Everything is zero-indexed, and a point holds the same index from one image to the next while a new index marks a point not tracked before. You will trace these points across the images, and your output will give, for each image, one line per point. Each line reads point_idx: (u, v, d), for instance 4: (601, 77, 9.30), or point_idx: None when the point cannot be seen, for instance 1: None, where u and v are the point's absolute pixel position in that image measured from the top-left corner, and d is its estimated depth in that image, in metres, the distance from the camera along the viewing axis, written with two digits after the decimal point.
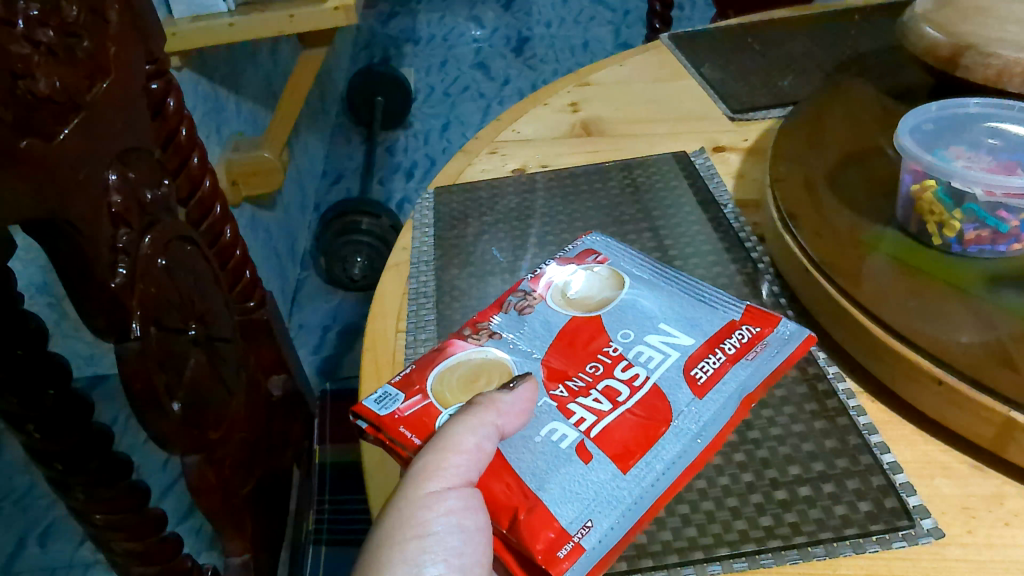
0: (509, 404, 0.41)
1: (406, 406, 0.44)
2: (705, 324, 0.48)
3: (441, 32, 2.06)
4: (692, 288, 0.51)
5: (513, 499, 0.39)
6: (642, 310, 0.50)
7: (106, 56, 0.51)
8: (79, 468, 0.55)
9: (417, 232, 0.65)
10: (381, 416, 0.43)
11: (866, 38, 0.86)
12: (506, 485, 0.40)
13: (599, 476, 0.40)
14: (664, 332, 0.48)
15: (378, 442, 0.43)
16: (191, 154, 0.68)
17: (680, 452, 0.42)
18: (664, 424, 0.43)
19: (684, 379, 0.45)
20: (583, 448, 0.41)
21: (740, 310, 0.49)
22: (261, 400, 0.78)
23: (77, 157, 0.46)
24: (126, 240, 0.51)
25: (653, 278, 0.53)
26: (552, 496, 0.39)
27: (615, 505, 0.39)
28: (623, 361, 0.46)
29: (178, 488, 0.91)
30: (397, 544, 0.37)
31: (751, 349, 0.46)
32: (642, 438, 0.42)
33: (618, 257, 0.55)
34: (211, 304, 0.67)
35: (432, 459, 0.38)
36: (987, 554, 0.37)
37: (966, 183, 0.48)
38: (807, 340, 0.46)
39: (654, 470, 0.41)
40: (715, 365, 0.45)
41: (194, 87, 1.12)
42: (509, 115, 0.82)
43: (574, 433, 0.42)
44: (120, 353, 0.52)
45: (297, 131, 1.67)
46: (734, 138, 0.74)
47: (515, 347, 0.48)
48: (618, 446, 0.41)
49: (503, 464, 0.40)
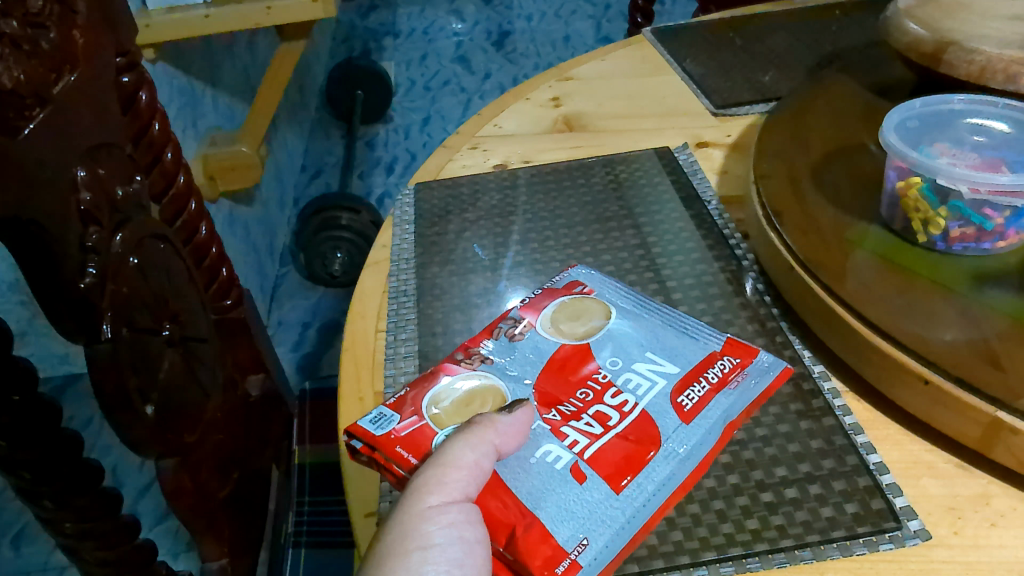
0: (508, 424, 0.40)
1: (401, 426, 0.42)
2: (680, 351, 0.47)
3: (422, 25, 2.07)
4: (674, 316, 0.50)
5: (509, 516, 0.38)
6: (627, 337, 0.48)
7: (73, 48, 0.50)
8: (47, 477, 0.52)
9: (396, 229, 0.64)
10: (376, 435, 0.42)
11: (847, 33, 0.86)
12: (502, 503, 0.39)
13: (593, 495, 0.39)
14: (649, 361, 0.46)
15: (372, 461, 0.42)
16: (164, 149, 0.66)
17: (668, 474, 0.40)
18: (653, 447, 0.41)
19: (667, 407, 0.43)
20: (576, 468, 0.40)
21: (719, 339, 0.47)
22: (238, 401, 0.77)
23: (43, 153, 0.45)
24: (96, 238, 0.50)
25: (635, 306, 0.51)
26: (548, 514, 0.38)
27: (609, 524, 0.38)
28: (609, 387, 0.45)
29: (153, 491, 0.90)
30: (399, 555, 0.34)
31: (731, 380, 0.45)
32: (634, 459, 0.41)
33: (605, 287, 0.53)
34: (186, 303, 0.65)
35: (433, 473, 0.36)
36: (973, 555, 0.37)
37: (951, 180, 0.46)
38: (785, 371, 0.45)
39: (646, 491, 0.40)
40: (696, 395, 0.44)
41: (169, 80, 1.09)
42: (489, 110, 0.81)
43: (567, 455, 0.41)
44: (90, 356, 0.50)
45: (276, 126, 1.65)
46: (717, 134, 0.73)
47: (504, 372, 0.46)
48: (611, 466, 0.40)
49: (499, 484, 0.39)
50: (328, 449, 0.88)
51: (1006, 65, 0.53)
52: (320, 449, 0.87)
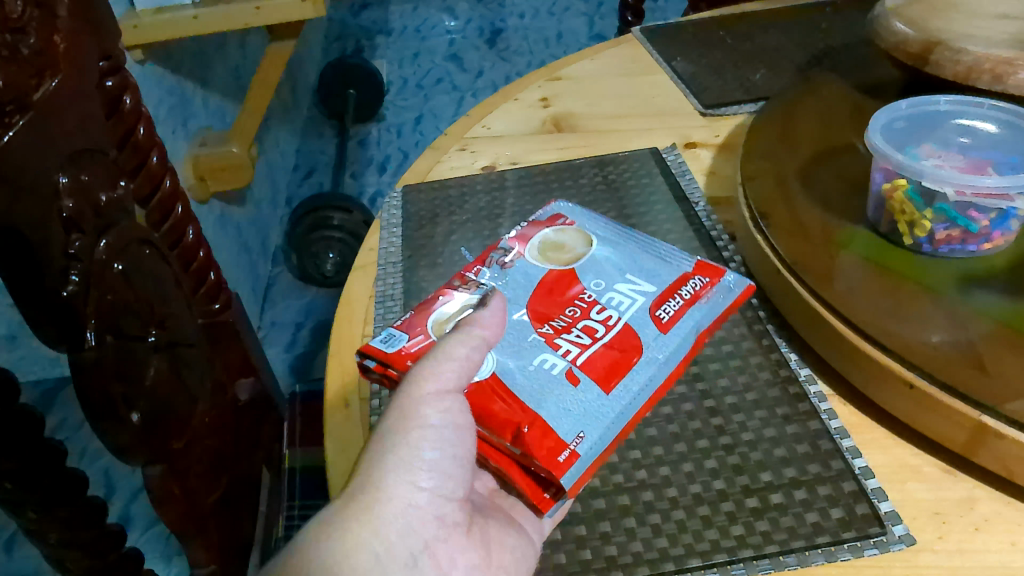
0: (489, 317, 0.42)
1: (411, 345, 0.44)
2: (655, 270, 0.48)
3: (414, 23, 2.05)
4: (651, 243, 0.51)
5: (511, 414, 0.40)
6: (604, 261, 0.49)
7: (55, 52, 0.49)
8: (30, 487, 0.51)
9: (384, 232, 0.64)
10: (388, 353, 0.44)
11: (836, 32, 0.86)
12: (505, 403, 0.41)
13: (586, 395, 0.41)
14: (629, 274, 0.48)
15: (388, 379, 0.44)
16: (150, 152, 0.66)
17: (639, 387, 0.42)
18: (635, 354, 0.43)
19: (646, 317, 0.45)
20: (570, 373, 0.42)
21: (689, 261, 0.48)
22: (227, 405, 0.76)
23: (23, 158, 0.44)
24: (79, 245, 0.49)
25: (612, 235, 0.52)
26: (549, 411, 0.40)
27: (603, 418, 0.40)
28: (591, 303, 0.46)
29: (142, 497, 0.87)
30: (398, 439, 0.37)
31: (699, 298, 0.46)
32: (621, 364, 0.43)
33: (587, 219, 0.53)
34: (172, 308, 0.65)
35: (426, 365, 0.39)
36: (958, 560, 0.37)
37: (937, 182, 0.46)
38: (750, 289, 0.47)
39: (632, 390, 0.42)
40: (672, 307, 0.45)
41: (159, 81, 1.09)
42: (478, 111, 0.81)
43: (560, 360, 0.43)
44: (74, 363, 0.50)
45: (267, 125, 1.64)
46: (706, 134, 0.73)
47: None
48: (600, 370, 0.42)
49: (499, 387, 0.42)
50: None
51: (993, 66, 0.53)
52: None
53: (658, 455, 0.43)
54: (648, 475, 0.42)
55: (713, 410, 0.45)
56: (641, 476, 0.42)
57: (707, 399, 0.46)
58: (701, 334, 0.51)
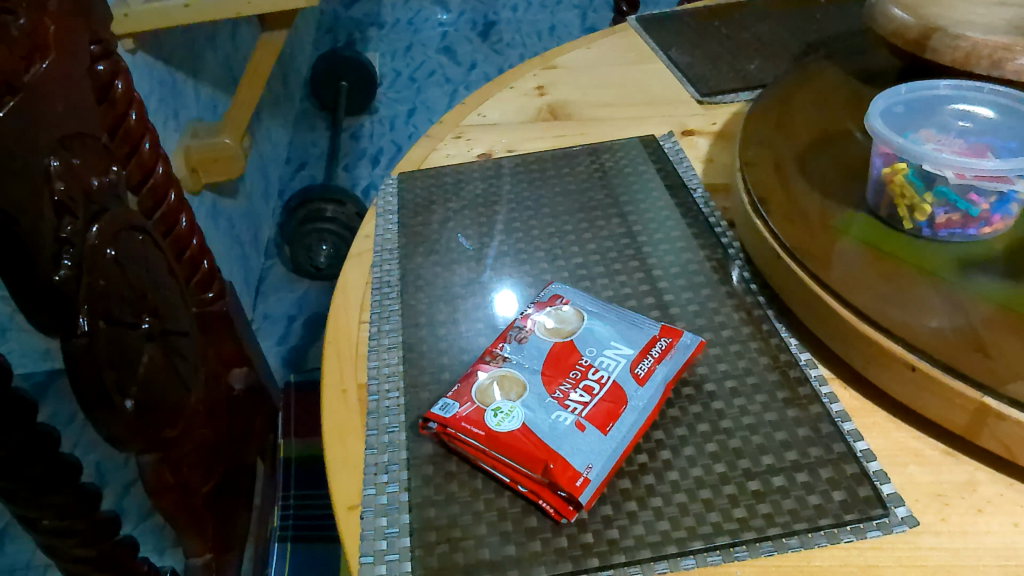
0: None
1: (464, 407, 0.44)
2: (629, 337, 0.47)
3: (406, 15, 2.02)
4: (622, 311, 0.50)
5: (573, 399, 0.43)
6: (592, 332, 0.48)
7: (44, 35, 0.48)
8: (19, 474, 0.50)
9: (380, 219, 0.63)
10: (447, 417, 0.43)
11: (832, 21, 0.85)
12: (562, 390, 0.44)
13: (634, 390, 0.44)
14: (613, 341, 0.47)
15: (448, 443, 0.44)
16: (141, 139, 0.65)
17: (631, 424, 0.42)
18: (651, 360, 0.46)
19: (627, 374, 0.45)
20: (619, 378, 0.45)
21: (655, 325, 0.48)
22: (221, 395, 0.76)
23: (13, 141, 0.43)
24: (70, 230, 0.49)
25: (601, 309, 0.50)
26: (608, 398, 0.43)
27: (639, 406, 0.43)
28: (586, 366, 0.46)
29: (137, 488, 0.86)
30: None
31: (667, 361, 0.46)
32: (646, 364, 0.45)
33: (580, 297, 0.51)
34: (165, 296, 0.64)
35: None
36: (960, 542, 0.37)
37: (936, 165, 0.46)
38: (700, 346, 0.47)
39: (659, 380, 0.45)
40: (646, 364, 0.45)
41: (149, 71, 1.07)
42: (473, 99, 0.80)
43: (569, 414, 0.42)
44: (68, 351, 0.48)
45: (259, 117, 1.63)
46: (702, 122, 0.73)
47: (519, 365, 0.46)
48: (634, 376, 0.45)
49: (551, 380, 0.45)
50: (314, 442, 0.87)
51: (991, 51, 0.53)
52: (306, 442, 0.87)
53: (659, 439, 0.43)
54: (649, 459, 0.42)
55: (713, 395, 0.45)
56: (642, 459, 0.42)
57: (706, 384, 0.46)
58: (700, 319, 0.51)
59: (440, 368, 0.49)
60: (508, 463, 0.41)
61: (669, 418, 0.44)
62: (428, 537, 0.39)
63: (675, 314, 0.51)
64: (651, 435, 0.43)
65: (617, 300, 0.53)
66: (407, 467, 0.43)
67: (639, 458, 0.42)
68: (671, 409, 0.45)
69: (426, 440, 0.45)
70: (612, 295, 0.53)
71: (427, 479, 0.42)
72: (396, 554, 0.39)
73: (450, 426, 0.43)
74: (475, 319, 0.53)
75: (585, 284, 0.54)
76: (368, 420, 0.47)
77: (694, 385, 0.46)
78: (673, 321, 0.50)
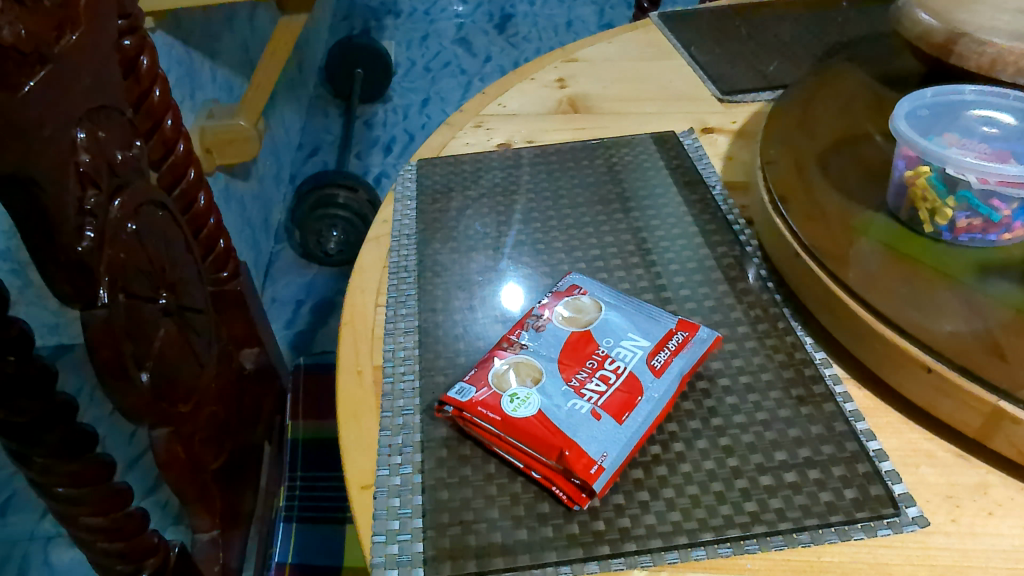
0: None
1: (481, 393, 0.44)
2: (646, 329, 0.48)
3: (423, 6, 2.03)
4: (639, 303, 0.50)
5: (589, 388, 0.44)
6: (609, 322, 0.48)
7: (75, 8, 0.49)
8: (37, 440, 0.51)
9: (398, 205, 0.64)
10: (463, 401, 0.44)
11: (854, 25, 0.85)
12: (579, 379, 0.44)
13: (651, 382, 0.44)
14: (630, 333, 0.47)
15: (462, 427, 0.44)
16: (164, 116, 0.65)
17: (646, 416, 0.43)
18: (668, 354, 0.46)
19: (643, 365, 0.45)
20: (638, 370, 0.45)
21: (672, 317, 0.48)
22: (231, 373, 0.76)
23: (43, 111, 0.44)
24: (93, 202, 0.49)
25: (617, 300, 0.50)
26: (624, 389, 0.44)
27: (653, 399, 0.43)
28: (603, 356, 0.46)
29: (144, 461, 0.86)
30: None
31: (683, 354, 0.46)
32: (662, 357, 0.45)
33: (598, 288, 0.52)
34: (181, 272, 0.65)
35: None
36: (970, 543, 0.37)
37: (960, 169, 0.46)
38: (716, 341, 0.47)
39: (674, 373, 0.45)
40: (663, 357, 0.45)
41: (167, 50, 1.08)
42: (493, 89, 0.80)
43: (585, 403, 0.43)
44: (86, 321, 0.49)
45: (274, 101, 1.63)
46: (722, 119, 0.73)
47: (536, 353, 0.46)
48: (650, 369, 0.45)
49: (568, 369, 0.45)
50: (322, 425, 0.88)
51: (1017, 58, 0.53)
52: (313, 425, 0.87)
53: (672, 431, 0.43)
54: (662, 450, 0.42)
55: (727, 390, 0.45)
56: (655, 451, 0.42)
57: (720, 379, 0.46)
58: (715, 315, 0.51)
59: (456, 353, 0.50)
60: (523, 449, 0.41)
61: (683, 411, 0.44)
62: (440, 519, 0.40)
63: (691, 309, 0.51)
64: (665, 427, 0.43)
65: (632, 293, 0.53)
66: (421, 450, 0.44)
67: (652, 449, 0.42)
68: (685, 402, 0.45)
69: (440, 423, 0.45)
70: (628, 288, 0.53)
71: (441, 461, 0.43)
72: (408, 534, 0.39)
73: (466, 410, 0.43)
74: (491, 306, 0.53)
75: (602, 276, 0.55)
76: (383, 402, 0.47)
77: (709, 379, 0.46)
78: (688, 316, 0.51)
